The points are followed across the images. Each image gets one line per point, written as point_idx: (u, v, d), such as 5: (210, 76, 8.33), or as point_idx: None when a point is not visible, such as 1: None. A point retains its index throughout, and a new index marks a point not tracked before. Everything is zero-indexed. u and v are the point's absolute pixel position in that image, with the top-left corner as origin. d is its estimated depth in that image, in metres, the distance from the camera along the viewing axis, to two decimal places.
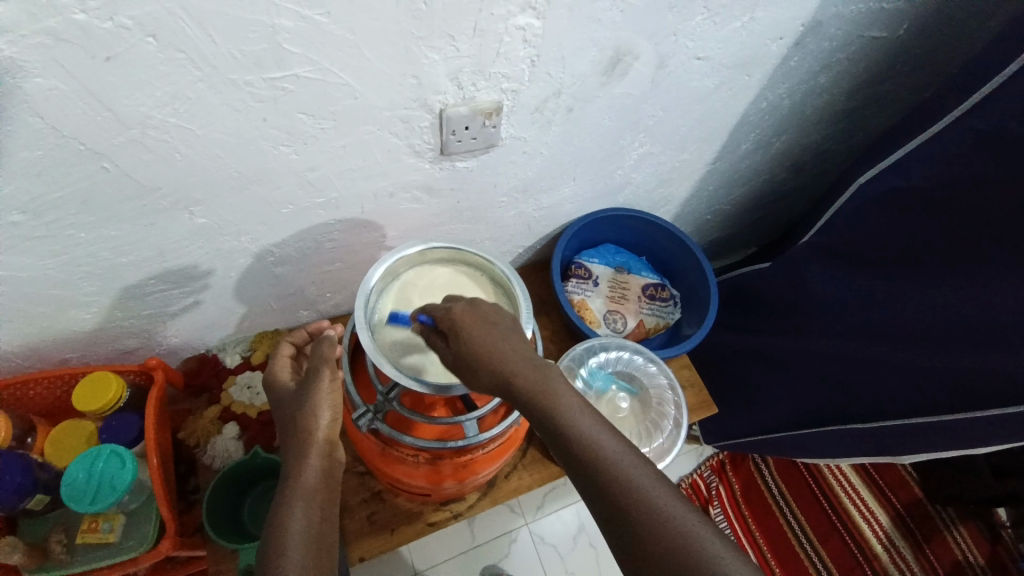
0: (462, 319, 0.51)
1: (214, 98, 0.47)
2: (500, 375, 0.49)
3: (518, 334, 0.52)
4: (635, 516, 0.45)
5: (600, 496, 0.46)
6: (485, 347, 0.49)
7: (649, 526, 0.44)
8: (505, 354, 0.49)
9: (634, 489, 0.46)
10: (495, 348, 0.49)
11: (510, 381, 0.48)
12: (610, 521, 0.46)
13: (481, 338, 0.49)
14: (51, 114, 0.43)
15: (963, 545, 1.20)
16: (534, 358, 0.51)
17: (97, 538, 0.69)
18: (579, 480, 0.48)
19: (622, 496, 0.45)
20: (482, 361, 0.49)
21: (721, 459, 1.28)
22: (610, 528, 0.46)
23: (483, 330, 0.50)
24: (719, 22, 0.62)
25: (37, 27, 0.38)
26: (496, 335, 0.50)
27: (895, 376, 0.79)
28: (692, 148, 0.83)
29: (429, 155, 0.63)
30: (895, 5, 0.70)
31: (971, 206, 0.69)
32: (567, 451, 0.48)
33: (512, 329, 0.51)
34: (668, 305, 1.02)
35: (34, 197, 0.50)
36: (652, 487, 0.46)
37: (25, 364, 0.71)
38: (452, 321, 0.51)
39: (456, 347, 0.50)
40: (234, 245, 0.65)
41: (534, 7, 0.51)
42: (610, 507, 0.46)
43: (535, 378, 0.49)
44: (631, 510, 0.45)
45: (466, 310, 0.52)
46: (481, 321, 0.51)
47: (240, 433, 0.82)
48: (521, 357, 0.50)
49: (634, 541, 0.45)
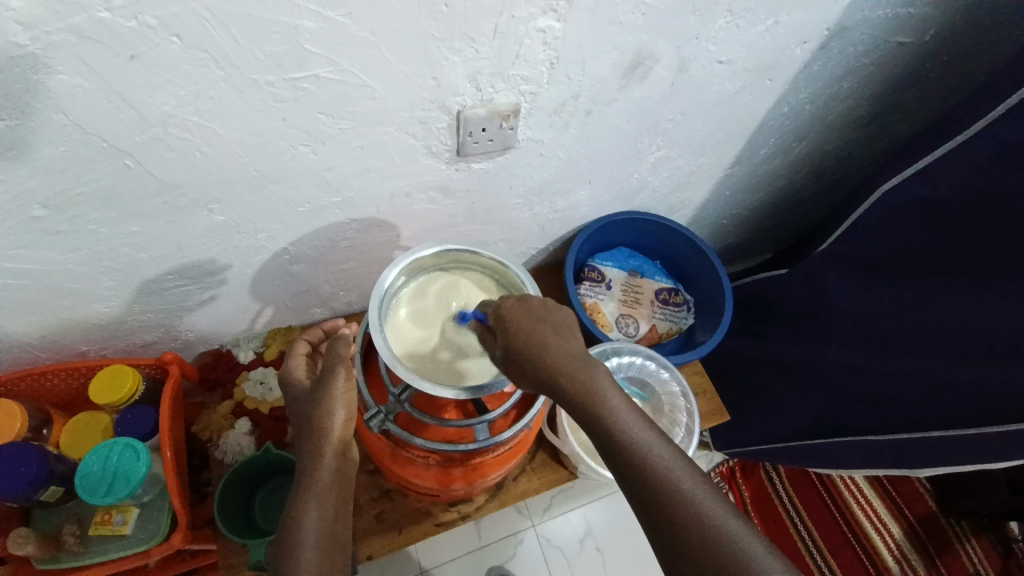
0: (511, 314, 0.53)
1: (235, 98, 0.47)
2: (544, 372, 0.49)
3: (568, 330, 0.53)
4: (681, 519, 0.44)
5: (644, 497, 0.46)
6: (533, 342, 0.50)
7: (695, 530, 0.44)
8: (551, 350, 0.50)
9: (679, 492, 0.45)
10: (542, 345, 0.50)
11: (554, 378, 0.49)
12: (655, 524, 0.45)
13: (527, 333, 0.51)
14: (74, 110, 0.44)
15: (974, 558, 1.18)
16: (579, 355, 0.51)
17: (111, 530, 0.69)
18: (623, 481, 0.47)
19: (666, 497, 0.45)
20: (529, 355, 0.50)
21: (731, 466, 1.27)
22: (652, 530, 0.46)
23: (531, 326, 0.52)
24: (742, 26, 0.61)
25: (62, 25, 0.38)
26: (545, 331, 0.51)
27: (912, 389, 0.77)
28: (710, 152, 0.82)
29: (446, 156, 0.63)
30: (923, 10, 0.69)
31: (996, 217, 0.67)
32: (611, 449, 0.48)
33: (562, 327, 0.53)
34: (682, 311, 1.01)
35: (58, 193, 0.50)
36: (697, 492, 0.45)
37: (44, 356, 0.72)
38: (500, 315, 0.53)
39: (504, 342, 0.52)
40: (250, 243, 0.66)
41: (555, 9, 0.50)
42: (654, 508, 0.45)
43: (579, 376, 0.49)
44: (675, 512, 0.44)
45: (515, 306, 0.54)
46: (530, 318, 0.52)
47: (252, 429, 0.82)
48: (566, 353, 0.50)
49: (678, 544, 0.44)
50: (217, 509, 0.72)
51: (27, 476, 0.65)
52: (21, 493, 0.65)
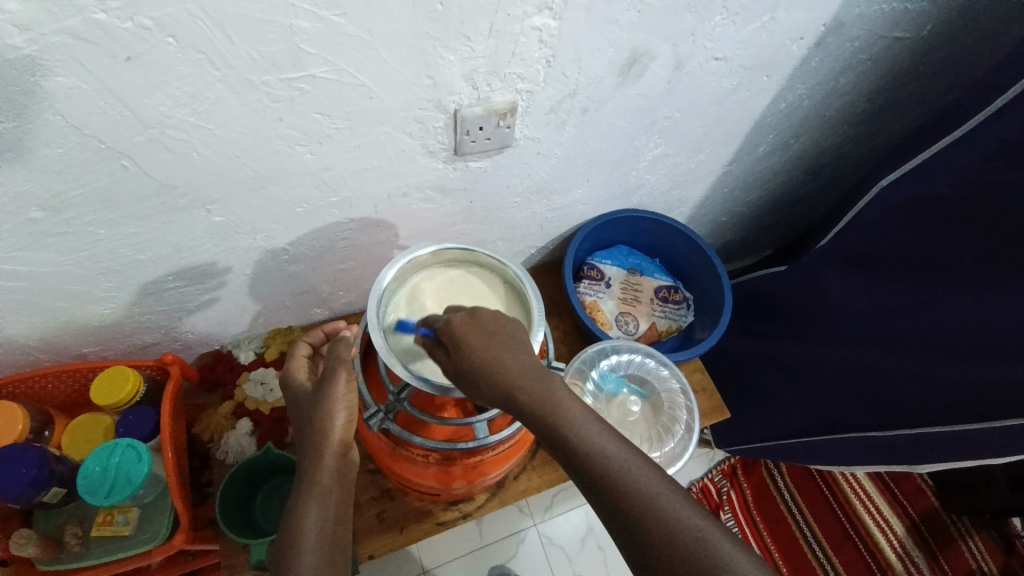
0: (460, 330, 0.51)
1: (232, 98, 0.48)
2: (500, 389, 0.48)
3: (521, 343, 0.51)
4: (650, 528, 0.43)
5: (612, 511, 0.45)
6: (485, 361, 0.48)
7: (666, 538, 0.43)
8: (505, 365, 0.48)
9: (643, 497, 0.44)
10: (494, 362, 0.49)
11: (510, 394, 0.48)
12: (626, 536, 0.44)
13: (479, 350, 0.49)
14: (71, 112, 0.44)
15: (977, 555, 1.18)
16: (534, 367, 0.50)
17: (112, 530, 0.70)
18: (590, 493, 0.46)
19: (634, 507, 0.44)
20: (482, 373, 0.48)
21: (733, 464, 1.27)
22: (624, 541, 0.45)
23: (481, 342, 0.50)
24: (738, 24, 0.61)
25: (58, 27, 0.38)
26: (497, 346, 0.50)
27: (912, 384, 0.77)
28: (708, 149, 0.82)
29: (443, 155, 0.63)
30: (920, 6, 0.69)
31: (993, 212, 0.67)
32: (574, 462, 0.47)
33: (515, 339, 0.51)
34: (681, 308, 1.01)
35: (56, 195, 0.50)
36: (664, 496, 0.45)
37: (45, 358, 0.72)
38: (451, 331, 0.51)
39: (456, 361, 0.50)
40: (249, 243, 0.66)
41: (551, 8, 0.50)
42: (623, 519, 0.44)
43: (537, 389, 0.48)
44: (644, 521, 0.44)
45: (465, 321, 0.51)
46: (480, 333, 0.50)
47: (253, 429, 0.82)
48: (522, 367, 0.49)
49: (650, 554, 0.43)
50: (219, 510, 0.72)
51: (28, 478, 0.65)
52: (23, 494, 0.65)
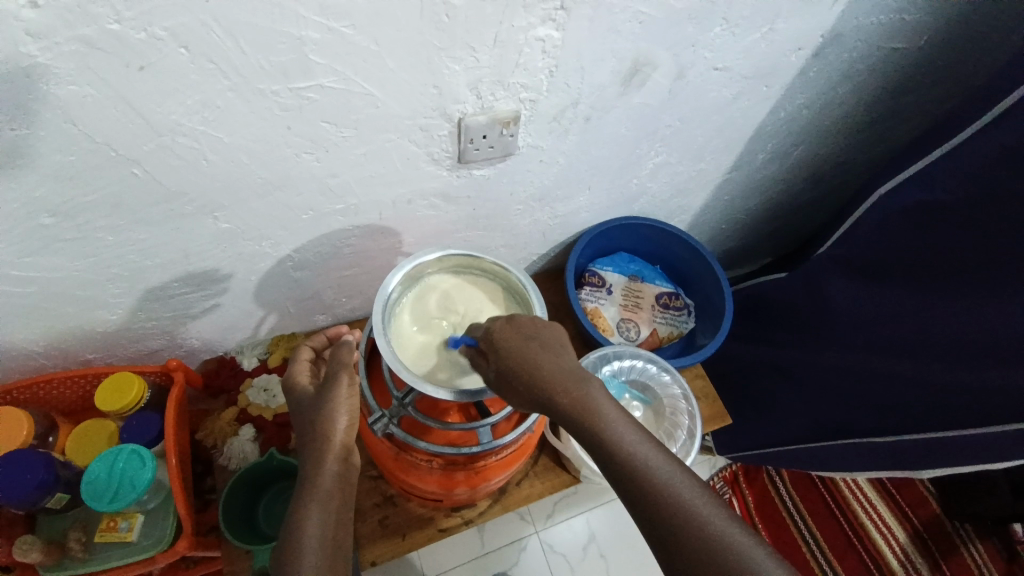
0: (500, 335, 0.51)
1: (242, 106, 0.49)
2: (539, 393, 0.48)
3: (559, 348, 0.51)
4: (685, 530, 0.44)
5: (647, 514, 0.45)
6: (525, 365, 0.49)
7: (702, 544, 0.44)
8: (545, 370, 0.49)
9: (679, 502, 0.45)
10: (534, 365, 0.49)
11: (549, 398, 0.48)
12: (661, 540, 0.45)
13: (520, 354, 0.49)
14: (84, 119, 0.45)
15: (980, 562, 1.18)
16: (573, 371, 0.50)
17: (116, 536, 0.70)
18: (625, 496, 0.47)
19: (671, 512, 0.45)
20: (522, 378, 0.48)
21: (734, 471, 1.27)
22: (657, 545, 0.45)
23: (522, 346, 0.50)
24: (737, 34, 0.62)
25: (73, 35, 0.39)
26: (536, 351, 0.50)
27: (913, 390, 0.78)
28: (708, 158, 0.83)
29: (447, 163, 0.64)
30: (918, 16, 0.70)
31: (991, 218, 0.68)
32: (612, 465, 0.47)
33: (553, 343, 0.51)
34: (682, 315, 1.02)
35: (65, 200, 0.51)
36: (701, 504, 0.45)
37: (49, 363, 0.73)
38: (491, 337, 0.51)
39: (497, 364, 0.50)
40: (254, 249, 0.67)
41: (554, 19, 0.51)
42: (659, 524, 0.45)
43: (576, 393, 0.48)
44: (681, 527, 0.44)
45: (504, 326, 0.52)
46: (519, 336, 0.51)
47: (256, 435, 0.82)
48: (560, 371, 0.49)
49: (684, 558, 0.44)
50: (222, 517, 0.72)
51: (34, 482, 0.65)
52: (29, 497, 0.65)
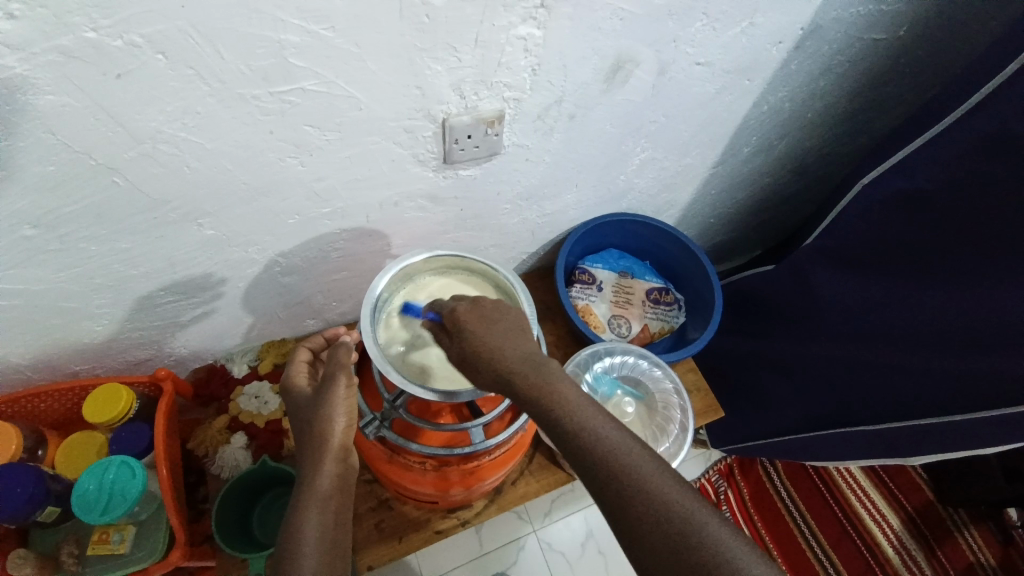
0: (465, 320, 0.52)
1: (223, 112, 0.48)
2: (499, 373, 0.49)
3: (521, 332, 0.53)
4: (642, 509, 0.43)
5: (605, 493, 0.45)
6: (488, 347, 0.50)
7: (667, 530, 0.42)
8: (506, 352, 0.50)
9: (637, 480, 0.44)
10: (496, 348, 0.50)
11: (509, 379, 0.49)
12: (622, 524, 0.44)
13: (483, 336, 0.51)
14: (63, 129, 0.44)
15: (974, 546, 1.19)
16: (534, 354, 0.51)
17: (108, 548, 0.69)
18: (585, 477, 0.46)
19: (636, 498, 0.44)
20: (484, 359, 0.50)
21: (729, 463, 1.28)
22: (618, 528, 0.44)
23: (484, 329, 0.52)
24: (718, 29, 0.62)
25: (49, 45, 0.38)
26: (498, 334, 0.51)
27: (902, 378, 0.79)
28: (694, 152, 0.83)
29: (433, 163, 0.63)
30: (895, 7, 0.71)
31: (974, 205, 0.69)
32: (577, 452, 0.46)
33: (515, 328, 0.53)
34: (673, 309, 1.02)
35: (47, 212, 0.51)
36: (661, 484, 0.44)
37: (37, 376, 0.72)
38: (455, 318, 0.53)
39: (460, 346, 0.51)
40: (242, 256, 0.66)
41: (535, 17, 0.51)
42: (623, 511, 0.44)
43: (536, 374, 0.49)
44: (643, 509, 0.43)
45: (468, 310, 0.53)
46: (482, 320, 0.52)
47: (249, 442, 0.82)
48: (521, 354, 0.50)
49: (642, 538, 0.43)
50: (216, 528, 0.72)
51: (24, 496, 0.64)
52: (19, 513, 0.64)
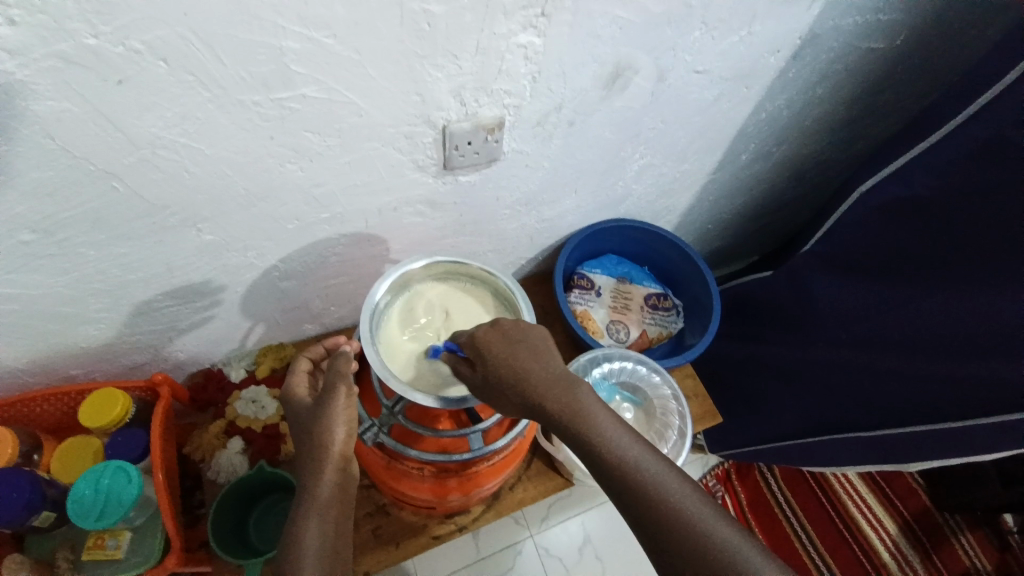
0: (487, 341, 0.52)
1: (222, 118, 0.48)
2: (526, 395, 0.49)
3: (545, 352, 0.52)
4: (673, 527, 0.44)
5: (636, 512, 0.46)
6: (513, 370, 0.49)
7: (698, 551, 0.43)
8: (533, 374, 0.49)
9: (667, 500, 0.45)
10: (522, 369, 0.50)
11: (537, 401, 0.49)
12: (653, 541, 0.45)
13: (508, 360, 0.50)
14: (61, 134, 0.44)
15: (970, 552, 1.19)
16: (561, 374, 0.51)
17: (104, 554, 0.69)
18: (614, 495, 0.47)
19: (667, 518, 0.44)
20: (510, 382, 0.49)
21: (727, 468, 1.28)
22: (650, 545, 0.45)
23: (508, 351, 0.51)
24: (717, 36, 0.63)
25: (49, 51, 0.38)
26: (522, 356, 0.50)
27: (899, 384, 0.79)
28: (692, 159, 0.83)
29: (432, 169, 0.63)
30: (893, 16, 0.71)
31: (970, 214, 0.69)
32: (606, 472, 0.47)
33: (538, 347, 0.52)
34: (671, 314, 1.03)
35: (45, 217, 0.50)
36: (689, 502, 0.45)
37: (33, 381, 0.72)
38: (475, 344, 0.52)
39: (484, 370, 0.50)
40: (240, 261, 0.66)
41: (535, 25, 0.52)
42: (654, 531, 0.45)
43: (563, 395, 0.49)
44: (674, 527, 0.44)
45: (489, 332, 0.52)
46: (506, 342, 0.51)
47: (245, 447, 0.81)
48: (548, 375, 0.50)
49: (672, 555, 0.44)
50: (212, 539, 0.71)
51: (21, 502, 0.64)
52: (15, 518, 0.64)
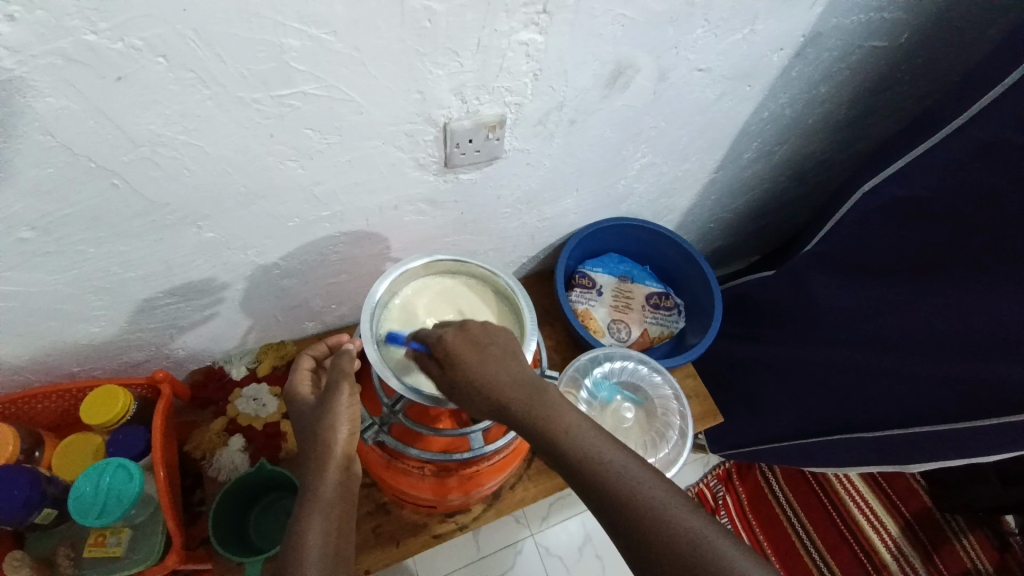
0: (454, 346, 0.48)
1: (222, 116, 0.48)
2: (497, 404, 0.48)
3: (514, 355, 0.50)
4: (648, 525, 0.44)
5: (611, 513, 0.46)
6: (482, 378, 0.47)
7: (675, 547, 0.44)
8: (503, 382, 0.48)
9: (641, 498, 0.45)
10: (491, 377, 0.47)
11: (508, 409, 0.48)
12: (630, 540, 0.45)
13: (477, 366, 0.47)
14: (61, 132, 0.44)
15: (971, 553, 1.19)
16: (530, 380, 0.49)
17: (104, 552, 0.68)
18: (588, 497, 0.47)
19: (641, 517, 0.45)
20: (481, 390, 0.47)
21: (727, 468, 1.27)
22: (627, 545, 0.45)
23: (477, 358, 0.48)
24: (719, 35, 0.62)
25: (47, 49, 0.38)
26: (492, 362, 0.48)
27: (900, 385, 0.79)
28: (694, 158, 0.83)
29: (433, 168, 0.63)
30: (896, 15, 0.71)
31: (973, 213, 0.69)
32: (579, 475, 0.47)
33: (506, 350, 0.50)
34: (672, 314, 1.02)
35: (44, 215, 0.50)
36: (662, 497, 0.46)
37: (33, 378, 0.72)
38: (444, 347, 0.48)
39: (453, 378, 0.48)
40: (240, 259, 0.66)
41: (536, 23, 0.51)
42: (630, 530, 0.45)
43: (534, 401, 0.48)
44: (649, 525, 0.44)
45: (456, 336, 0.49)
46: (473, 346, 0.49)
47: (246, 445, 0.81)
48: (518, 382, 0.48)
49: (649, 553, 0.44)
50: (212, 540, 0.71)
51: (19, 500, 0.64)
52: (14, 516, 0.64)
